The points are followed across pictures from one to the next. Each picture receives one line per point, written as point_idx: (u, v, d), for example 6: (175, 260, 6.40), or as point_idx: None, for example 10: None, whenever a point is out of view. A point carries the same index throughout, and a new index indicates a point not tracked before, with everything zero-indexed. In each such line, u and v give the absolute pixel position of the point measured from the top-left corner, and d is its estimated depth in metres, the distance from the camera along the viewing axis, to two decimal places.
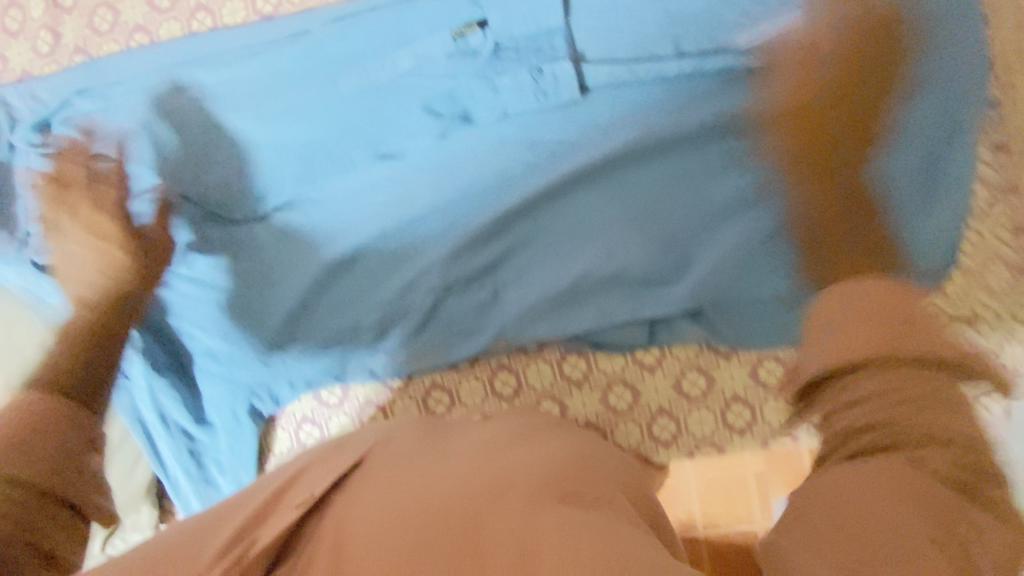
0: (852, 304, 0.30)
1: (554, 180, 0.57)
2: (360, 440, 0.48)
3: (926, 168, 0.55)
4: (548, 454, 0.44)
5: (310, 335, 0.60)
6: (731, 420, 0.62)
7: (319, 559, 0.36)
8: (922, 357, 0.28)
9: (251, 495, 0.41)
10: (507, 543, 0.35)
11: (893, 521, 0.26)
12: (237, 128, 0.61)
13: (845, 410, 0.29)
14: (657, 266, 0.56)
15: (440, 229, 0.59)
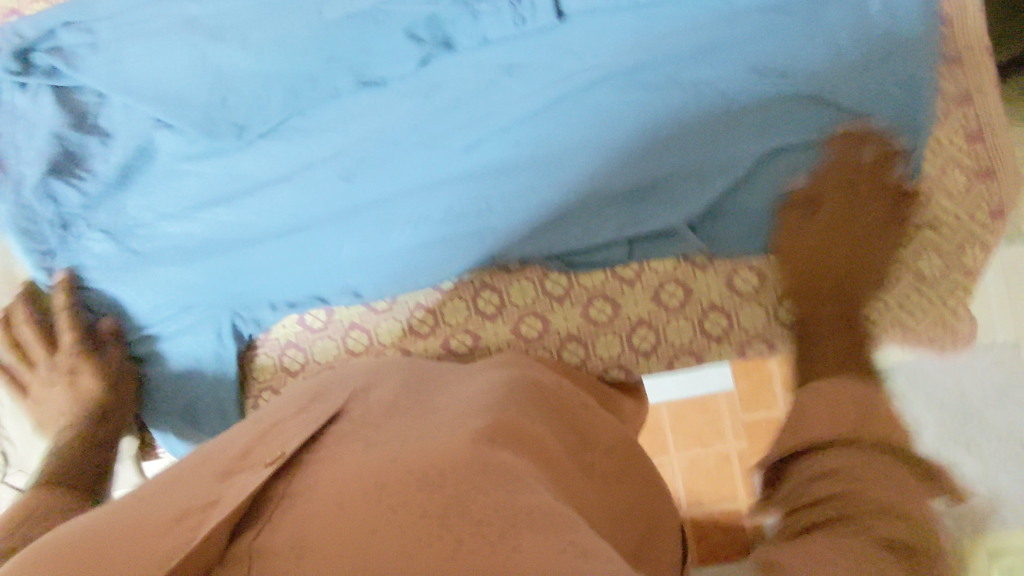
0: (824, 394, 0.47)
1: (533, 105, 0.62)
2: (341, 384, 0.53)
3: (871, 118, 0.61)
4: (515, 417, 0.48)
5: (300, 254, 0.64)
6: (710, 327, 0.64)
7: (291, 509, 0.38)
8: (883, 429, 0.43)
9: (226, 452, 0.43)
10: (484, 517, 0.36)
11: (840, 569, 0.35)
12: (215, 62, 0.63)
13: (809, 481, 0.43)
14: (628, 185, 0.61)
15: (426, 160, 0.63)
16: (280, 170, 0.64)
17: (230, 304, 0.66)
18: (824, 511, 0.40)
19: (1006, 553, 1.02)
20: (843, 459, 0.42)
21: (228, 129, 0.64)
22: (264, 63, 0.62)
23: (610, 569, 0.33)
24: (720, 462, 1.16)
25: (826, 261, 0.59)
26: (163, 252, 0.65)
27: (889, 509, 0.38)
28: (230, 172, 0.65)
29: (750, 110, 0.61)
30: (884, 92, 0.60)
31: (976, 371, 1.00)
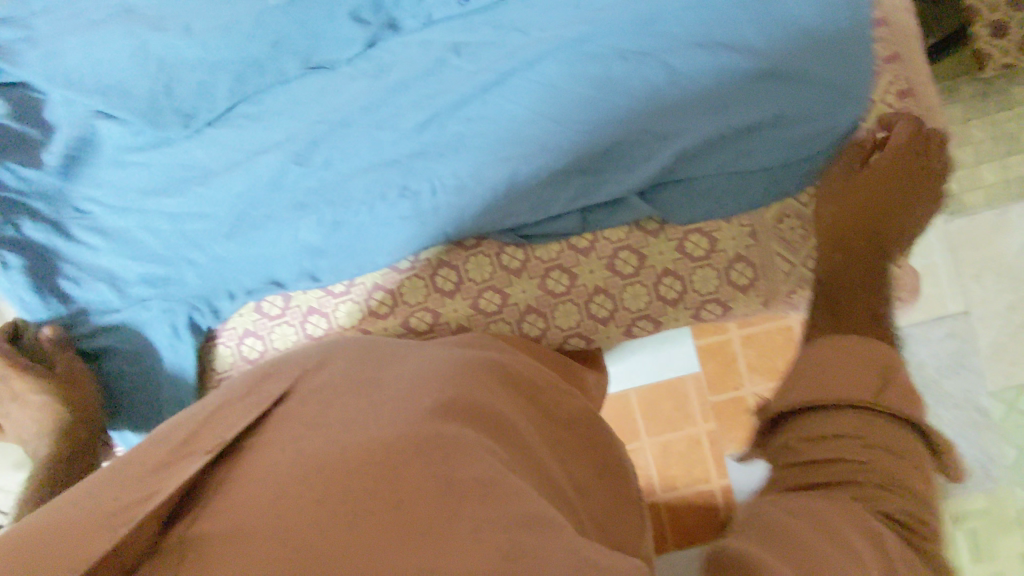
0: (832, 345, 0.58)
1: (474, 83, 0.68)
2: (290, 366, 0.55)
3: (809, 91, 0.66)
4: (461, 392, 0.49)
5: (252, 242, 0.72)
6: (665, 292, 0.71)
7: (232, 493, 0.39)
8: (887, 429, 0.50)
9: (165, 442, 0.44)
10: (428, 488, 0.37)
11: (819, 551, 0.41)
12: (162, 53, 0.69)
13: (806, 439, 0.52)
14: (570, 160, 0.68)
15: (372, 142, 0.69)
16: (232, 154, 0.72)
17: (191, 299, 0.74)
18: (837, 470, 0.49)
19: (960, 512, 1.11)
20: (858, 431, 0.50)
21: (177, 119, 0.71)
22: (208, 51, 0.68)
23: (548, 547, 0.36)
24: (692, 446, 1.14)
25: (852, 236, 0.67)
26: (131, 238, 0.74)
27: (892, 481, 0.47)
28: (181, 160, 0.72)
29: (687, 90, 0.66)
30: (808, 60, 0.65)
31: (931, 342, 1.11)
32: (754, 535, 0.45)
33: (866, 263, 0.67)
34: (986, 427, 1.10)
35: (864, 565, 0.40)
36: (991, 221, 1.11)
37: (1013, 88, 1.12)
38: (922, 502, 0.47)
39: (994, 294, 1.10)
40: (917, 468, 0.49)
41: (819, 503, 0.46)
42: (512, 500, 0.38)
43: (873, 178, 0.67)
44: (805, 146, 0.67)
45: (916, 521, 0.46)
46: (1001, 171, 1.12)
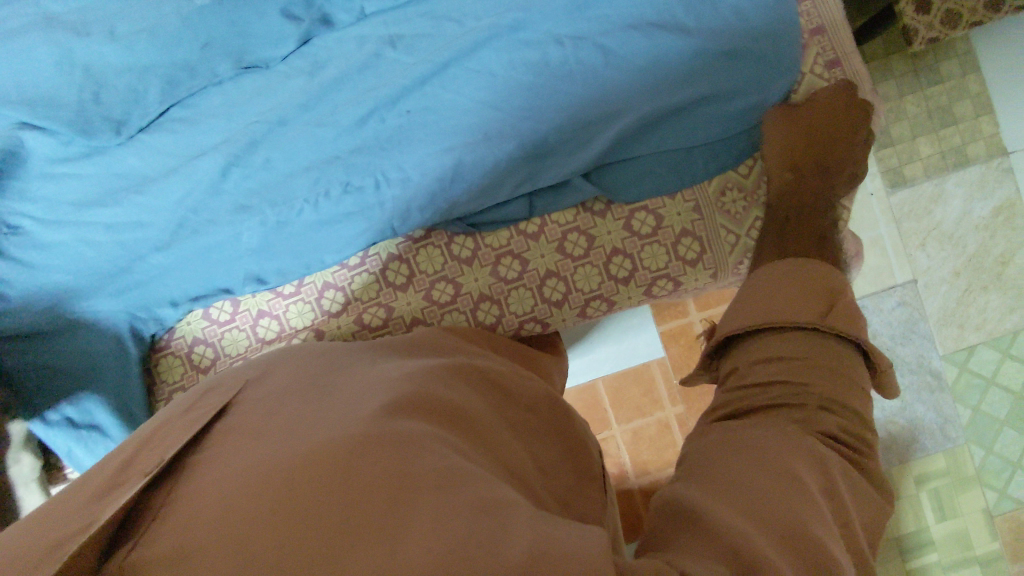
0: (779, 275, 0.67)
1: (411, 75, 0.72)
2: (232, 383, 0.55)
3: (734, 69, 0.71)
4: (411, 385, 0.49)
5: (196, 249, 0.77)
6: (615, 271, 0.76)
7: (177, 507, 0.38)
8: (827, 354, 0.59)
9: (102, 470, 0.44)
10: (378, 480, 0.37)
11: (765, 469, 0.48)
12: (87, 59, 0.71)
13: (758, 356, 0.61)
14: (510, 148, 0.73)
15: (312, 141, 0.74)
16: (166, 159, 0.76)
17: (130, 304, 0.79)
18: (779, 390, 0.57)
19: (924, 476, 1.13)
20: (801, 351, 0.59)
21: (107, 125, 0.73)
22: (136, 56, 0.71)
23: (504, 518, 0.36)
24: (661, 429, 1.15)
25: (785, 205, 0.75)
26: (67, 248, 0.77)
27: (828, 401, 0.55)
28: (115, 168, 0.76)
29: (622, 71, 0.71)
30: (727, 39, 0.70)
31: (883, 312, 1.14)
32: (697, 478, 0.51)
33: (800, 219, 0.74)
34: (941, 388, 1.13)
35: (806, 485, 0.46)
36: (930, 192, 1.14)
37: (942, 63, 1.13)
38: (850, 412, 0.56)
39: (938, 261, 1.14)
40: (843, 381, 0.57)
41: (754, 432, 0.53)
42: (465, 482, 0.38)
43: (807, 130, 0.73)
44: (733, 121, 0.73)
45: (843, 431, 0.54)
46: (938, 145, 1.14)
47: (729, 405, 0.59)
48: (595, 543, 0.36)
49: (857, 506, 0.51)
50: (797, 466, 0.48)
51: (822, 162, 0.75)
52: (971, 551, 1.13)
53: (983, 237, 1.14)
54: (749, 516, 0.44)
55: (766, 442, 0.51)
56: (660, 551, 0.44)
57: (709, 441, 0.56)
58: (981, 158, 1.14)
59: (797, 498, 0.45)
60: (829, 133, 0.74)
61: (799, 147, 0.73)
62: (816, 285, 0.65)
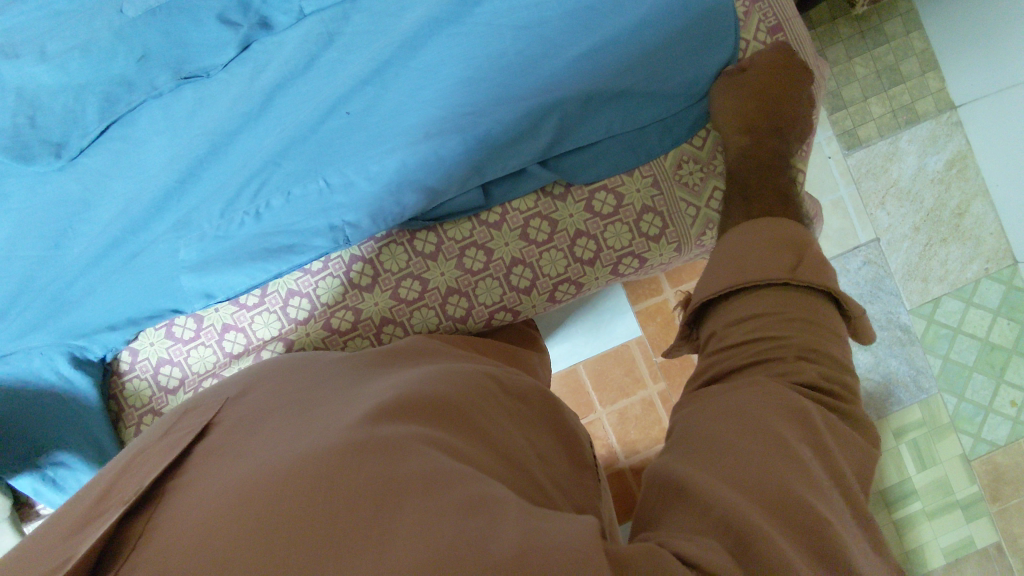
0: (745, 236, 0.68)
1: (357, 73, 0.73)
2: (209, 403, 0.54)
3: (671, 44, 0.72)
4: (398, 392, 0.49)
5: (147, 269, 0.76)
6: (580, 253, 0.76)
7: (161, 531, 0.37)
8: (799, 307, 0.60)
9: (79, 504, 0.43)
10: (371, 488, 0.37)
11: (750, 434, 0.48)
12: (20, 81, 0.71)
13: (732, 320, 0.61)
14: (461, 138, 0.72)
15: (261, 145, 0.74)
16: (109, 178, 0.75)
17: (60, 337, 0.77)
18: (755, 348, 0.57)
19: (902, 428, 1.16)
20: (772, 307, 0.60)
21: (45, 148, 0.73)
22: (69, 76, 0.71)
23: (502, 518, 0.35)
24: (646, 406, 1.16)
25: (748, 168, 0.75)
26: (4, 281, 0.76)
27: (806, 351, 0.56)
28: (58, 194, 0.75)
29: (564, 56, 0.72)
30: (662, 14, 0.72)
31: (849, 272, 1.17)
32: (685, 449, 0.51)
33: (764, 180, 0.75)
34: (911, 342, 1.16)
35: (790, 445, 0.46)
36: (884, 151, 1.16)
37: (886, 24, 1.15)
38: (828, 359, 0.56)
39: (898, 218, 1.16)
40: (818, 329, 0.58)
41: (736, 395, 0.53)
42: (460, 483, 0.38)
43: (752, 94, 0.73)
44: (676, 98, 0.74)
45: (823, 377, 0.55)
46: (888, 103, 1.16)
47: (711, 371, 0.60)
48: (586, 533, 0.36)
49: (845, 453, 0.51)
50: (779, 426, 0.48)
51: (780, 121, 0.76)
52: (954, 496, 1.15)
53: (938, 191, 1.16)
54: (736, 483, 0.44)
55: (747, 406, 0.51)
56: (650, 532, 0.44)
57: (694, 410, 0.56)
58: (931, 113, 1.16)
59: (782, 458, 0.45)
60: (785, 92, 0.75)
61: (756, 108, 0.73)
62: (783, 242, 0.66)
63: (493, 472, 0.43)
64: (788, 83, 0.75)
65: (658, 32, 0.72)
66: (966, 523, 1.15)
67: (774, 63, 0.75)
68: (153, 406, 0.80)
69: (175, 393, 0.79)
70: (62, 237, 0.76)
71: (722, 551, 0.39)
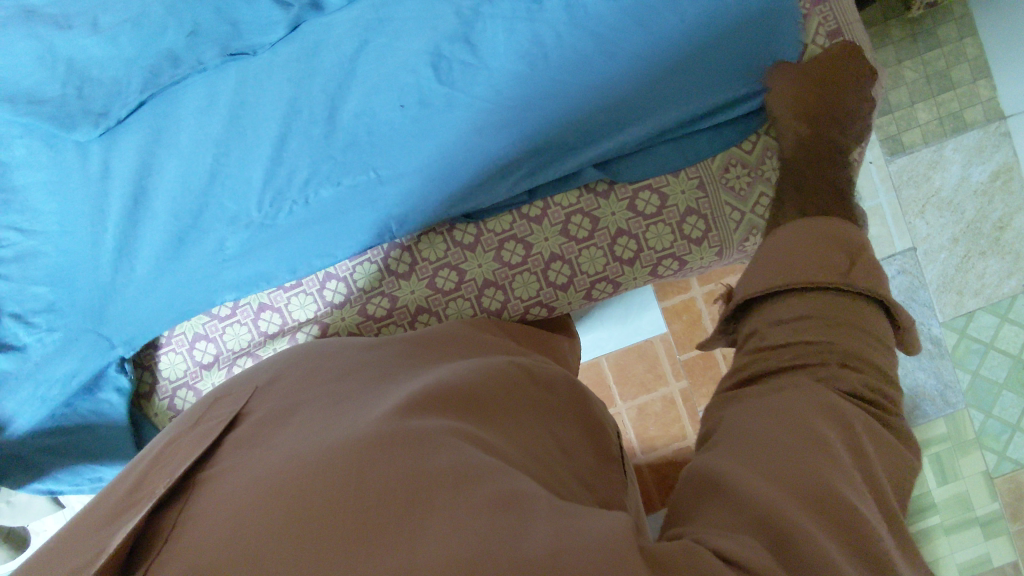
0: (791, 238, 0.67)
1: (402, 58, 0.73)
2: (242, 390, 0.55)
3: (725, 46, 0.72)
4: (427, 385, 0.48)
5: (187, 245, 0.77)
6: (619, 252, 0.76)
7: (194, 523, 0.37)
8: (848, 313, 0.58)
9: (115, 490, 0.43)
10: (402, 485, 0.36)
11: (785, 431, 0.47)
12: (72, 52, 0.73)
13: (777, 321, 0.60)
14: (507, 134, 0.73)
15: (304, 127, 0.74)
16: (152, 153, 0.76)
17: (97, 317, 0.79)
18: (801, 350, 0.56)
19: (926, 441, 1.14)
20: (822, 310, 0.58)
21: (92, 118, 0.74)
22: (119, 51, 0.72)
23: (533, 517, 0.35)
24: (667, 405, 1.15)
25: (803, 161, 0.73)
26: (53, 255, 0.78)
27: (853, 359, 0.54)
28: (103, 169, 0.76)
29: (613, 55, 0.71)
30: (715, 17, 0.71)
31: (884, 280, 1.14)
32: (722, 446, 0.50)
33: (820, 183, 0.72)
34: (941, 355, 1.14)
35: (826, 444, 0.45)
36: (928, 159, 1.13)
37: (940, 27, 1.11)
38: (873, 368, 0.55)
39: (937, 229, 1.14)
40: (867, 339, 0.56)
41: (769, 397, 0.52)
42: (492, 480, 0.37)
43: (811, 85, 0.71)
44: (727, 94, 0.73)
45: (868, 387, 0.53)
46: (936, 110, 1.12)
47: (746, 369, 0.59)
48: (620, 531, 0.36)
49: (885, 467, 0.49)
50: (816, 424, 0.47)
51: (840, 112, 0.74)
52: (972, 512, 1.14)
53: (981, 203, 1.13)
54: (771, 479, 0.43)
55: (782, 404, 0.50)
56: (682, 527, 0.44)
57: (729, 413, 0.55)
58: (979, 123, 1.12)
59: (819, 457, 0.44)
60: (839, 84, 0.73)
61: (812, 101, 0.71)
62: (836, 245, 0.64)
63: (523, 465, 0.43)
64: (843, 74, 0.73)
65: (711, 36, 0.71)
66: (984, 540, 1.14)
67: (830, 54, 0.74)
68: (185, 380, 0.82)
69: (209, 368, 0.82)
70: (102, 213, 0.77)
71: (761, 548, 0.38)
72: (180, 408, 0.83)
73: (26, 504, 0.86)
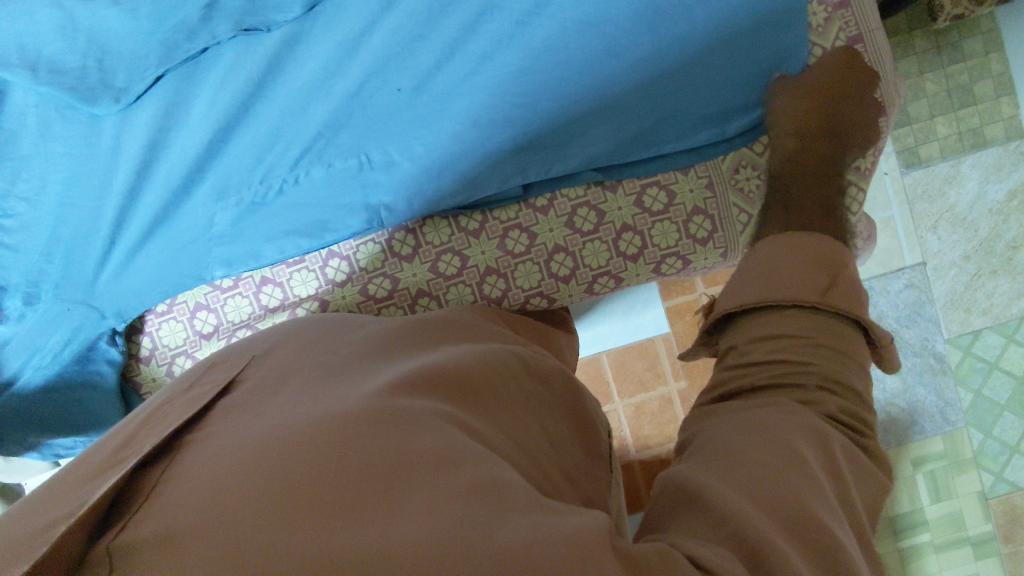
0: (781, 250, 0.66)
1: (416, 45, 0.73)
2: (237, 358, 0.55)
3: (740, 51, 0.72)
4: (418, 366, 0.48)
5: (187, 219, 0.77)
6: (624, 248, 0.76)
7: (175, 484, 0.37)
8: (829, 334, 0.58)
9: (102, 446, 0.44)
10: (383, 463, 0.36)
11: (764, 448, 0.47)
12: (91, 24, 0.73)
13: (759, 338, 0.59)
14: (518, 126, 0.72)
15: (314, 106, 0.75)
16: (163, 126, 0.76)
17: (95, 287, 0.79)
18: (778, 367, 0.55)
19: (922, 458, 1.13)
20: (801, 330, 0.58)
21: (109, 91, 0.74)
22: (138, 24, 0.72)
23: (507, 508, 0.35)
24: (664, 404, 1.15)
25: (797, 171, 0.74)
26: (60, 224, 0.78)
27: (831, 378, 0.54)
28: (116, 141, 0.77)
29: (629, 53, 0.71)
30: (736, 21, 0.70)
31: (889, 293, 1.13)
32: (698, 457, 0.49)
33: (812, 193, 0.73)
34: (943, 371, 1.13)
35: (809, 466, 0.45)
36: (944, 173, 1.12)
37: (965, 41, 1.10)
38: (849, 392, 0.55)
39: (948, 245, 1.13)
40: (846, 361, 0.56)
41: (748, 412, 0.52)
42: (472, 466, 0.37)
43: (813, 95, 0.72)
44: (736, 100, 0.73)
45: (844, 412, 0.53)
46: (955, 125, 1.11)
47: (724, 385, 0.58)
48: (593, 528, 0.36)
49: (870, 484, 0.50)
50: (799, 444, 0.47)
51: (841, 126, 0.74)
52: (964, 532, 1.13)
53: (995, 221, 1.12)
54: (749, 497, 0.42)
55: (767, 418, 0.50)
56: (656, 535, 0.43)
57: (709, 424, 0.55)
58: (998, 140, 1.11)
59: (797, 478, 0.44)
60: (846, 96, 0.73)
61: (812, 110, 0.72)
62: (825, 263, 0.64)
63: (508, 455, 0.43)
64: (858, 85, 0.73)
65: (730, 38, 0.71)
66: (973, 560, 1.13)
67: (847, 63, 0.73)
68: (185, 349, 0.83)
69: (209, 338, 0.82)
70: (107, 183, 0.77)
71: (735, 559, 0.38)
72: (178, 374, 0.83)
73: (23, 463, 0.88)
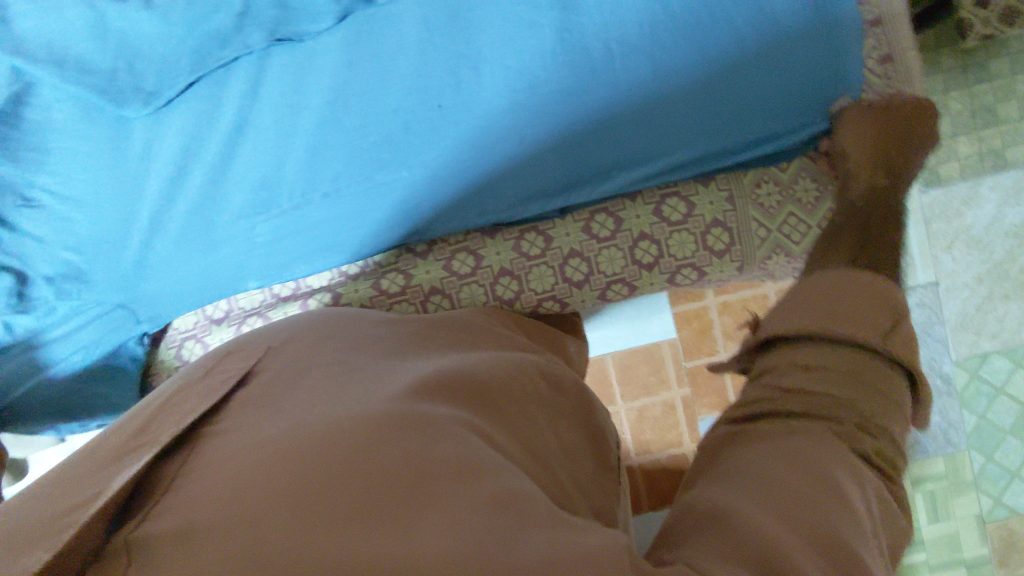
0: (829, 280, 0.63)
1: (442, 52, 0.73)
2: (254, 348, 0.55)
3: (780, 71, 0.69)
4: (437, 371, 0.48)
5: (207, 207, 0.78)
6: (640, 256, 0.76)
7: (192, 479, 0.37)
8: (880, 377, 0.55)
9: (119, 431, 0.43)
10: (404, 470, 0.36)
11: (789, 471, 0.46)
12: (128, 29, 0.75)
13: (802, 365, 0.55)
14: (540, 133, 0.72)
15: (342, 103, 0.75)
16: (192, 126, 0.78)
17: (119, 275, 0.81)
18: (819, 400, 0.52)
19: (921, 479, 1.13)
20: (851, 368, 0.54)
21: (137, 97, 0.77)
22: (170, 29, 0.74)
23: (527, 521, 0.35)
24: (667, 411, 1.15)
25: (861, 201, 0.71)
26: (84, 214, 0.80)
27: (873, 423, 0.52)
28: (142, 142, 0.79)
29: (654, 66, 0.70)
30: (771, 45, 0.68)
31: None
32: (713, 476, 0.49)
33: (874, 222, 0.69)
34: (948, 393, 1.13)
35: (839, 495, 0.44)
36: (963, 194, 1.11)
37: (992, 61, 1.08)
38: (887, 438, 0.52)
39: (962, 266, 1.12)
40: (883, 401, 0.53)
41: (779, 440, 0.49)
42: (492, 476, 0.37)
43: (879, 126, 0.71)
44: (773, 117, 0.71)
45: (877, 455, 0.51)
46: (977, 145, 1.10)
47: (755, 405, 0.54)
48: (612, 545, 0.35)
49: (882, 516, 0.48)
50: (829, 472, 0.46)
51: (905, 163, 0.72)
52: (959, 554, 1.13)
53: (1012, 245, 1.11)
54: (771, 514, 0.43)
55: (801, 446, 0.48)
56: (669, 551, 0.42)
57: (734, 448, 0.52)
58: (1020, 163, 1.10)
59: (813, 498, 0.44)
60: (909, 135, 0.72)
61: (877, 140, 0.71)
62: (881, 299, 0.61)
63: (524, 465, 0.43)
64: (918, 126, 0.72)
65: (766, 55, 0.68)
66: None
67: (910, 109, 0.72)
68: (195, 334, 0.84)
69: (219, 323, 0.83)
70: (134, 174, 0.79)
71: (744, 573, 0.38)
72: (186, 358, 0.84)
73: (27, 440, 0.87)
